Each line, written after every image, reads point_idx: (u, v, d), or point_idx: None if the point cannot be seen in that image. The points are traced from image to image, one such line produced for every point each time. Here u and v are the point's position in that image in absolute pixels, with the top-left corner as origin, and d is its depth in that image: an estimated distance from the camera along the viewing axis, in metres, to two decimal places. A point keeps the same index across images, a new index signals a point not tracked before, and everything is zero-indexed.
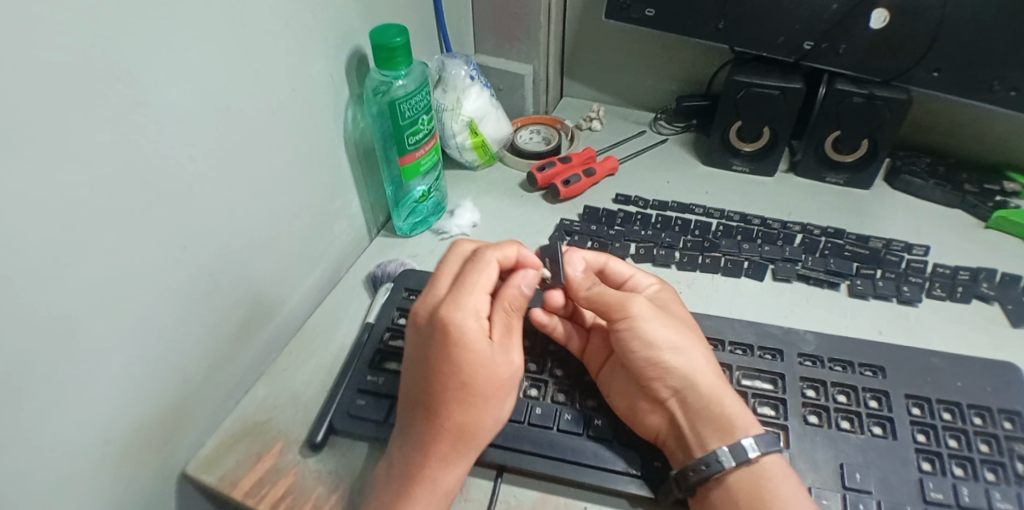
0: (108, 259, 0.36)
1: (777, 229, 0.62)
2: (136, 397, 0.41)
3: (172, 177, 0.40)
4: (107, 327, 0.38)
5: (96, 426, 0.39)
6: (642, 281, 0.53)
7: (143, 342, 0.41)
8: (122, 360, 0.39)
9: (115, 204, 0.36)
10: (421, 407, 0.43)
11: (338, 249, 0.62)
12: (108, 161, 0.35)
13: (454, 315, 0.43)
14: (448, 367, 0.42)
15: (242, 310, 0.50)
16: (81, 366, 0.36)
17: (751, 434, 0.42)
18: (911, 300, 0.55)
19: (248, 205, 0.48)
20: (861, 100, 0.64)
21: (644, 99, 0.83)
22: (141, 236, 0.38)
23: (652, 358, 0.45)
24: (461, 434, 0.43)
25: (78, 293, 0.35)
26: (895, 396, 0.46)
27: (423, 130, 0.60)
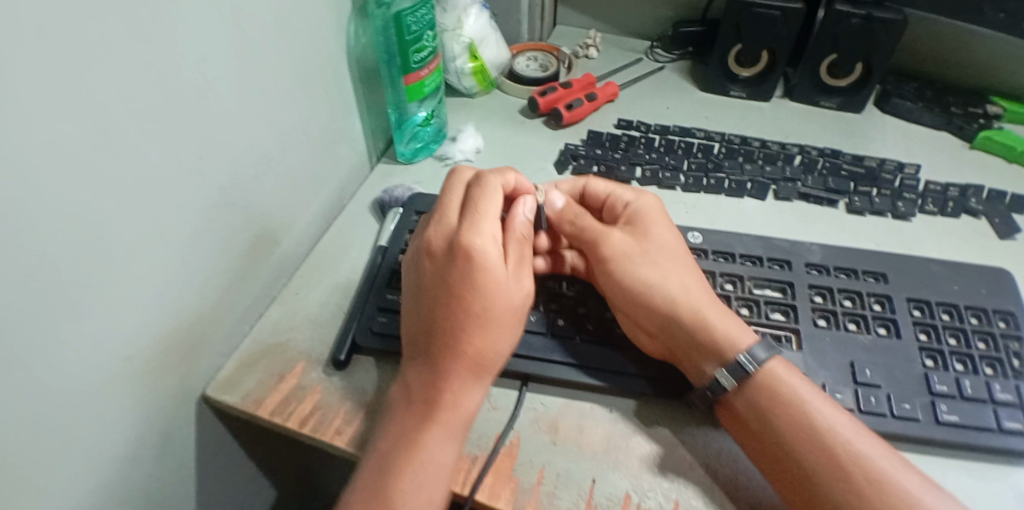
0: (118, 159, 0.34)
1: (776, 150, 0.64)
2: (150, 310, 0.40)
3: (180, 82, 0.37)
4: (122, 237, 0.36)
5: (114, 336, 0.37)
6: (622, 197, 0.52)
7: (155, 252, 0.39)
8: (138, 275, 0.38)
9: (125, 104, 0.34)
10: (438, 330, 0.42)
11: (341, 174, 0.61)
12: (114, 48, 0.32)
13: (472, 239, 0.43)
14: (468, 288, 0.42)
15: (252, 230, 0.49)
16: (99, 277, 0.35)
17: (744, 349, 0.42)
18: (906, 215, 0.58)
19: (255, 117, 0.46)
20: (858, 22, 0.64)
21: (640, 27, 0.82)
22: (150, 137, 0.36)
23: (633, 289, 0.46)
24: (479, 359, 0.42)
25: (93, 199, 0.33)
26: (898, 299, 0.50)
27: (428, 47, 0.58)
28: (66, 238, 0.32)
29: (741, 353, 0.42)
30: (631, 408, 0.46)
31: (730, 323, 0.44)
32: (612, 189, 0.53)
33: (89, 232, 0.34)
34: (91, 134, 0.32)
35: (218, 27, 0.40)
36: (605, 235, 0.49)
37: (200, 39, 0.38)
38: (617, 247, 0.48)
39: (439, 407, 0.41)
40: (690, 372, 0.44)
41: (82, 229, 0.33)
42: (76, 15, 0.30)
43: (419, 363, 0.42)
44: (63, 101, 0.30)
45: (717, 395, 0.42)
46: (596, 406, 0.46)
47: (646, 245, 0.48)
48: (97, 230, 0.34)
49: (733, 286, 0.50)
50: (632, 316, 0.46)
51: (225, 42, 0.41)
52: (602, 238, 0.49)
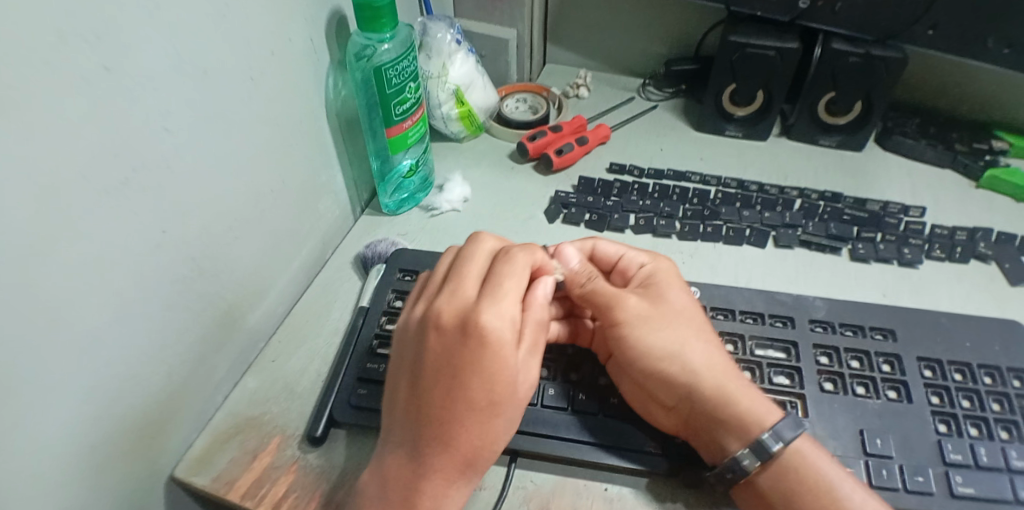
0: (79, 245, 0.32)
1: (775, 194, 0.61)
2: (117, 398, 0.37)
3: (145, 152, 0.35)
4: (83, 322, 0.34)
5: (75, 432, 0.35)
6: (636, 258, 0.50)
7: (122, 337, 0.37)
8: (102, 359, 0.35)
9: (84, 183, 0.32)
10: (437, 428, 0.37)
11: (323, 229, 0.58)
12: (71, 133, 0.30)
13: (490, 323, 0.38)
14: (479, 381, 0.37)
15: (227, 298, 0.46)
16: (57, 369, 0.33)
17: (769, 428, 0.40)
18: (912, 263, 0.55)
19: (228, 183, 0.44)
20: (857, 60, 0.62)
21: (631, 64, 0.81)
22: (113, 221, 0.34)
23: (649, 363, 0.43)
24: (473, 458, 0.38)
25: (48, 287, 0.31)
26: (907, 358, 0.46)
27: (410, 98, 0.56)
28: (21, 330, 0.30)
29: (766, 429, 0.40)
30: (629, 485, 0.43)
31: (756, 396, 0.42)
32: (624, 249, 0.51)
33: (46, 320, 0.31)
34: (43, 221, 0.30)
35: (188, 92, 0.38)
36: (620, 297, 0.46)
37: (166, 107, 0.36)
38: (634, 316, 0.45)
39: (419, 508, 0.37)
40: (710, 450, 0.41)
41: (37, 320, 0.31)
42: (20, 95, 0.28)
43: (404, 457, 0.38)
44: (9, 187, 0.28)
45: (738, 477, 0.40)
46: (591, 483, 0.43)
47: (664, 313, 0.45)
48: (55, 318, 0.32)
49: (733, 346, 0.47)
50: (653, 388, 0.43)
51: (196, 106, 0.39)
52: (616, 301, 0.46)
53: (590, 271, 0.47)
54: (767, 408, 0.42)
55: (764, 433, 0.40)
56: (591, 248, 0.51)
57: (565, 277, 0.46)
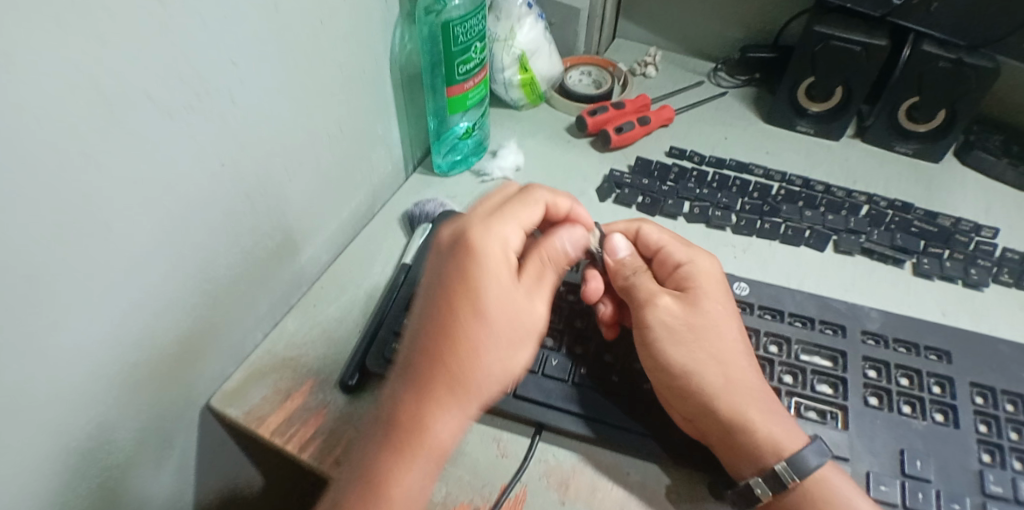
0: (146, 163, 0.33)
1: (841, 198, 0.59)
2: (165, 316, 0.39)
3: (211, 82, 0.36)
4: (137, 241, 0.35)
5: (124, 342, 0.37)
6: (676, 254, 0.48)
7: (175, 259, 0.38)
8: (150, 279, 0.37)
9: (152, 105, 0.33)
10: (427, 337, 0.38)
11: (375, 182, 0.59)
12: (149, 53, 0.31)
13: (480, 237, 0.39)
14: (465, 289, 0.38)
15: (277, 236, 0.48)
16: (110, 281, 0.34)
17: (783, 459, 0.38)
18: (978, 285, 0.52)
19: (290, 122, 0.44)
20: (947, 66, 0.58)
21: (704, 47, 0.78)
22: (178, 145, 0.35)
23: (669, 378, 0.42)
24: (464, 377, 0.37)
25: (109, 202, 0.32)
26: (960, 383, 0.44)
27: (474, 59, 0.56)
28: (82, 239, 0.31)
29: (779, 459, 0.38)
30: (648, 471, 0.43)
31: (780, 421, 0.40)
32: (666, 241, 0.49)
33: (105, 233, 0.33)
34: (111, 136, 0.31)
35: (256, 27, 0.38)
36: (654, 300, 0.44)
37: (236, 40, 0.37)
38: (665, 320, 0.43)
39: (405, 427, 0.37)
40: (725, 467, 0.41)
41: (98, 231, 0.32)
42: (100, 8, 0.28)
43: (400, 374, 0.38)
44: (83, 99, 0.29)
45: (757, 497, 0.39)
46: (611, 465, 0.43)
47: (697, 319, 0.43)
48: (112, 231, 0.33)
49: (777, 348, 0.46)
50: (669, 395, 0.42)
51: (263, 43, 0.39)
52: (649, 303, 0.45)
53: (637, 265, 0.47)
54: (789, 436, 0.39)
55: (776, 463, 0.38)
56: (635, 233, 0.50)
57: (608, 266, 0.48)
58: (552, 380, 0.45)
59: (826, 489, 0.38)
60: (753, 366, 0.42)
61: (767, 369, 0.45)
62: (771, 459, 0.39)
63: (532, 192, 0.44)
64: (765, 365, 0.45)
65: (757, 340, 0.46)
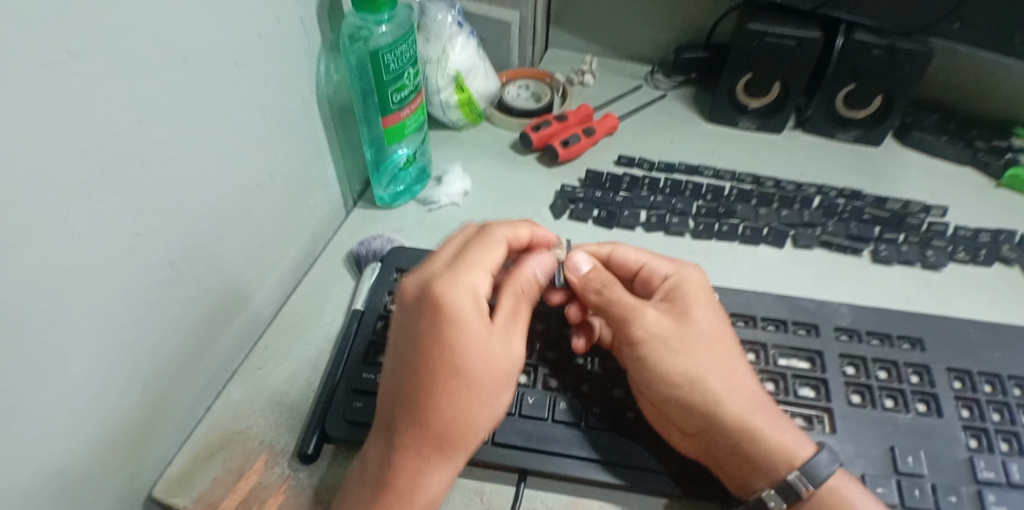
0: (43, 248, 0.28)
1: (792, 191, 0.58)
2: (88, 418, 0.33)
3: (115, 144, 0.31)
4: (41, 341, 0.29)
5: (40, 459, 0.31)
6: (659, 265, 0.46)
7: (93, 351, 0.33)
8: (61, 380, 0.31)
9: (43, 180, 0.27)
10: (404, 401, 0.35)
11: (314, 224, 0.54)
12: (38, 122, 0.26)
13: (448, 289, 0.37)
14: (438, 346, 0.35)
15: (212, 301, 0.42)
16: (11, 394, 0.28)
17: (796, 467, 0.37)
18: (936, 266, 0.53)
19: (216, 174, 0.40)
20: (881, 53, 0.59)
21: (639, 51, 0.77)
22: (84, 221, 0.30)
23: (667, 395, 0.40)
24: (451, 436, 0.35)
25: (1, 302, 0.27)
26: (936, 369, 0.44)
27: (408, 85, 0.52)
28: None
29: (772, 483, 0.37)
30: (646, 505, 0.40)
31: (785, 430, 0.39)
32: (647, 255, 0.47)
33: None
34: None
35: (163, 78, 0.33)
36: (639, 314, 0.42)
37: (140, 93, 0.32)
38: (651, 335, 0.41)
39: (394, 495, 0.35)
40: (736, 485, 0.38)
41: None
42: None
43: (379, 438, 0.36)
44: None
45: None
46: (604, 504, 0.40)
47: (687, 330, 0.41)
48: (7, 334, 0.27)
49: (754, 356, 0.44)
50: (664, 412, 0.40)
51: (175, 94, 0.34)
52: (634, 318, 0.42)
53: (604, 277, 0.44)
54: (790, 450, 0.38)
55: (766, 488, 0.37)
56: (609, 252, 0.48)
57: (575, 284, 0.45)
58: (530, 420, 0.41)
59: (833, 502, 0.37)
60: (747, 372, 0.41)
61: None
62: (774, 477, 0.37)
63: (493, 229, 0.42)
64: None
65: None
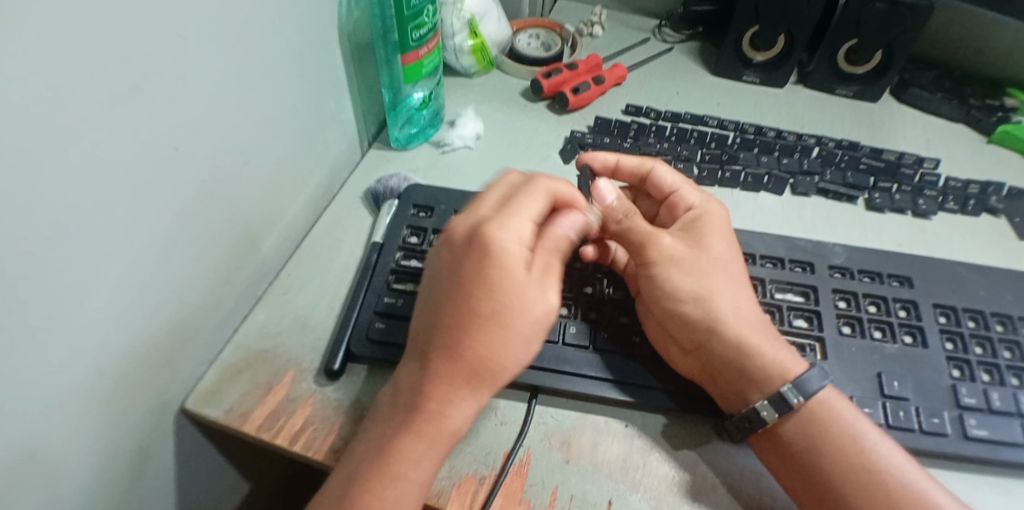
0: (94, 154, 0.30)
1: (793, 141, 0.61)
2: (130, 321, 0.36)
3: (150, 61, 0.32)
4: (87, 243, 0.32)
5: (88, 354, 0.34)
6: (687, 197, 0.49)
7: (134, 260, 0.35)
8: (105, 283, 0.33)
9: (85, 88, 0.29)
10: (442, 336, 0.37)
11: (331, 161, 0.56)
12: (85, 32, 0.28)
13: (493, 233, 0.38)
14: (479, 286, 0.37)
15: (238, 226, 0.44)
16: (59, 290, 0.31)
17: (789, 381, 0.40)
18: (927, 214, 0.56)
19: (243, 99, 0.41)
20: (884, 6, 0.61)
21: (647, 4, 0.77)
22: (127, 133, 0.32)
23: (673, 309, 0.43)
24: (483, 373, 0.37)
25: (48, 201, 0.29)
26: (923, 305, 0.47)
27: (428, 24, 0.53)
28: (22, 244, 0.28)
29: (765, 396, 0.40)
30: (646, 420, 0.43)
31: (781, 349, 0.42)
32: (678, 184, 0.49)
33: (48, 235, 0.29)
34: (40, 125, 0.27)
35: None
36: (657, 237, 0.45)
37: (172, 13, 0.33)
38: (669, 254, 0.44)
39: (423, 418, 0.37)
40: (729, 397, 0.42)
41: (39, 234, 0.29)
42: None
43: (415, 367, 0.38)
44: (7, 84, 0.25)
45: (756, 427, 0.40)
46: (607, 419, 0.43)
47: (701, 254, 0.45)
48: (55, 232, 0.30)
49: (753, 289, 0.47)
50: (670, 323, 0.43)
51: (203, 16, 0.36)
52: (652, 241, 0.45)
53: (627, 209, 0.46)
54: (782, 366, 0.41)
55: (758, 400, 0.41)
56: (647, 171, 0.51)
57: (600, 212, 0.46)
58: (543, 343, 0.44)
59: (825, 411, 0.40)
60: (752, 297, 0.44)
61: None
62: (764, 391, 0.41)
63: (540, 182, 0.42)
64: None
65: None
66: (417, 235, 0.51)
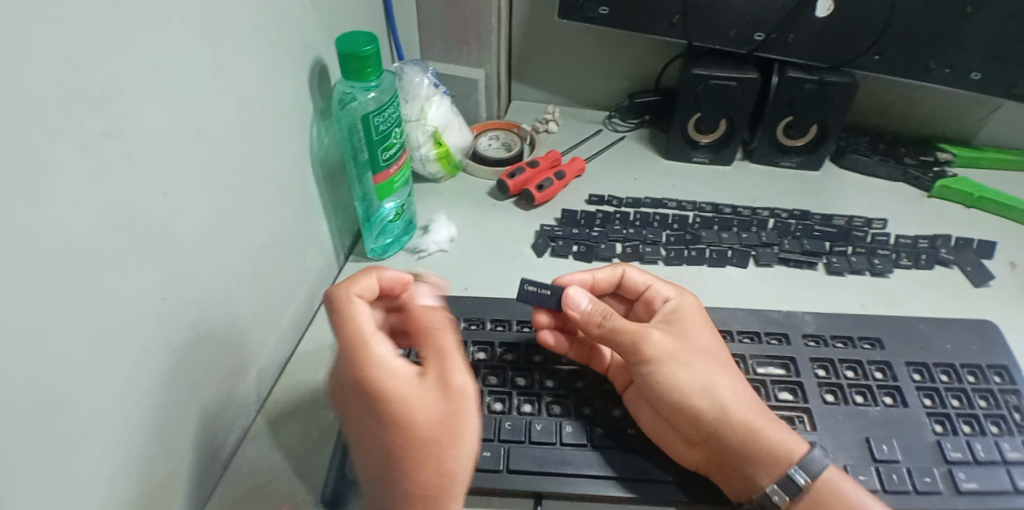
0: (85, 319, 0.31)
1: (749, 216, 0.64)
2: (123, 479, 0.36)
3: (131, 222, 0.34)
4: (81, 408, 0.32)
5: None
6: (661, 291, 0.51)
7: (127, 415, 0.35)
8: (97, 446, 0.33)
9: (71, 259, 0.30)
10: (382, 479, 0.38)
11: (312, 280, 0.59)
12: (75, 202, 0.30)
13: (353, 377, 0.39)
14: (387, 428, 0.38)
15: (224, 359, 0.45)
16: (52, 463, 0.30)
17: (795, 461, 0.41)
18: (883, 272, 0.60)
19: (222, 238, 0.44)
20: (813, 86, 0.68)
21: (596, 98, 0.84)
22: (115, 291, 0.33)
23: (679, 403, 0.44)
24: (428, 491, 0.37)
25: (42, 373, 0.29)
26: (897, 364, 0.50)
27: (395, 144, 0.58)
28: (15, 424, 0.28)
29: (774, 479, 0.41)
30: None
31: (779, 431, 0.43)
32: (651, 280, 0.52)
33: (41, 410, 0.29)
34: (29, 300, 0.28)
35: (166, 157, 0.37)
36: (644, 334, 0.45)
37: (151, 172, 0.36)
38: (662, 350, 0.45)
39: None
40: (737, 484, 0.42)
41: (34, 409, 0.29)
42: (6, 173, 0.26)
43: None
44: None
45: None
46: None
47: (689, 346, 0.46)
48: (50, 406, 0.30)
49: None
50: (675, 417, 0.44)
51: (178, 168, 0.38)
52: (642, 336, 0.45)
53: (603, 309, 0.47)
54: (786, 448, 0.42)
55: (770, 483, 0.41)
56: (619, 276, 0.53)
57: (577, 319, 0.47)
58: (540, 445, 0.44)
59: (837, 487, 0.40)
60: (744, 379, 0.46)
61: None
62: (774, 477, 0.41)
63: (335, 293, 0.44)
64: None
65: None
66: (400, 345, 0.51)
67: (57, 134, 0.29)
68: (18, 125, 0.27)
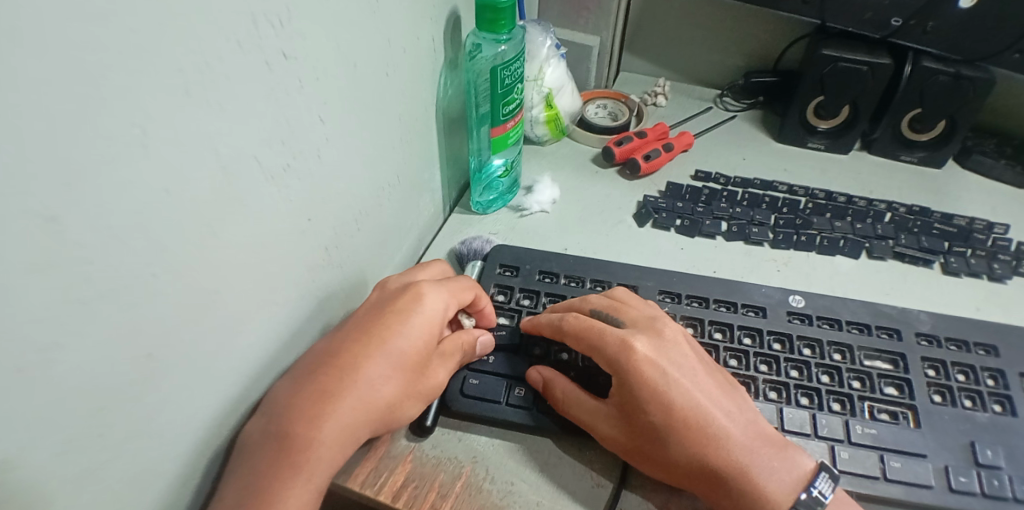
0: (248, 225, 0.35)
1: (863, 207, 0.62)
2: (257, 375, 0.40)
3: (290, 144, 0.37)
4: (235, 304, 0.35)
5: (225, 406, 0.37)
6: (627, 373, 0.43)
7: (267, 318, 0.39)
8: (242, 342, 0.37)
9: (244, 167, 0.33)
10: (347, 357, 0.42)
11: (421, 225, 0.62)
12: (256, 116, 0.33)
13: (418, 289, 0.47)
14: (386, 330, 0.44)
15: (346, 283, 0.49)
16: (210, 349, 0.34)
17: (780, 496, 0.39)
18: (1002, 278, 0.57)
19: (359, 171, 0.47)
20: (947, 79, 0.64)
21: (708, 76, 0.82)
22: (273, 205, 0.37)
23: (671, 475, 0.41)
24: (365, 391, 0.41)
25: (212, 266, 0.33)
26: (1011, 374, 0.48)
27: (515, 100, 0.60)
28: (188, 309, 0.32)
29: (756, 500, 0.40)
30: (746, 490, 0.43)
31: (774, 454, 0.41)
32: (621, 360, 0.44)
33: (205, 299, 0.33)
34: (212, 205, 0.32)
35: (326, 88, 0.40)
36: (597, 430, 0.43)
37: (314, 100, 0.39)
38: (662, 417, 0.42)
39: (301, 426, 0.39)
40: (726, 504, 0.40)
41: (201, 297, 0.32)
42: (208, 78, 0.29)
43: (285, 412, 0.39)
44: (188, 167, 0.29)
45: None
46: (694, 502, 0.43)
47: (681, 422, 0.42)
48: (213, 298, 0.33)
49: (751, 339, 0.49)
50: (670, 476, 0.41)
51: (333, 98, 0.41)
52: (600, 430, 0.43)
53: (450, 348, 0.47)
54: (787, 471, 0.41)
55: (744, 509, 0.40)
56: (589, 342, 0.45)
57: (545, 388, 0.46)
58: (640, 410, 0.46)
59: None
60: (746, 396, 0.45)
61: (784, 393, 0.46)
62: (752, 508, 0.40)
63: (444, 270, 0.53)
64: (833, 372, 0.47)
65: (821, 350, 0.49)
66: (504, 292, 0.54)
67: (252, 53, 0.32)
68: (224, 38, 0.30)
